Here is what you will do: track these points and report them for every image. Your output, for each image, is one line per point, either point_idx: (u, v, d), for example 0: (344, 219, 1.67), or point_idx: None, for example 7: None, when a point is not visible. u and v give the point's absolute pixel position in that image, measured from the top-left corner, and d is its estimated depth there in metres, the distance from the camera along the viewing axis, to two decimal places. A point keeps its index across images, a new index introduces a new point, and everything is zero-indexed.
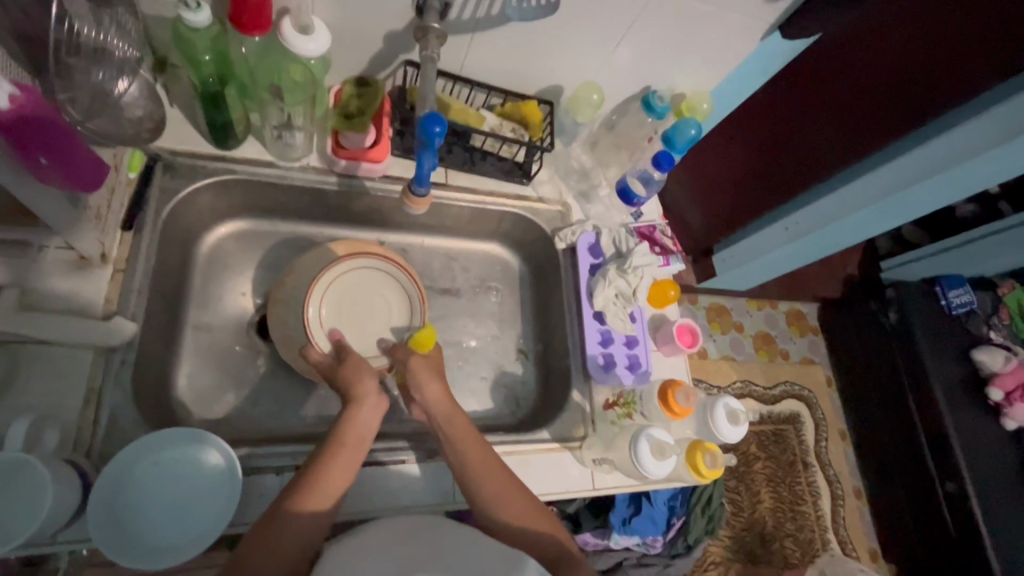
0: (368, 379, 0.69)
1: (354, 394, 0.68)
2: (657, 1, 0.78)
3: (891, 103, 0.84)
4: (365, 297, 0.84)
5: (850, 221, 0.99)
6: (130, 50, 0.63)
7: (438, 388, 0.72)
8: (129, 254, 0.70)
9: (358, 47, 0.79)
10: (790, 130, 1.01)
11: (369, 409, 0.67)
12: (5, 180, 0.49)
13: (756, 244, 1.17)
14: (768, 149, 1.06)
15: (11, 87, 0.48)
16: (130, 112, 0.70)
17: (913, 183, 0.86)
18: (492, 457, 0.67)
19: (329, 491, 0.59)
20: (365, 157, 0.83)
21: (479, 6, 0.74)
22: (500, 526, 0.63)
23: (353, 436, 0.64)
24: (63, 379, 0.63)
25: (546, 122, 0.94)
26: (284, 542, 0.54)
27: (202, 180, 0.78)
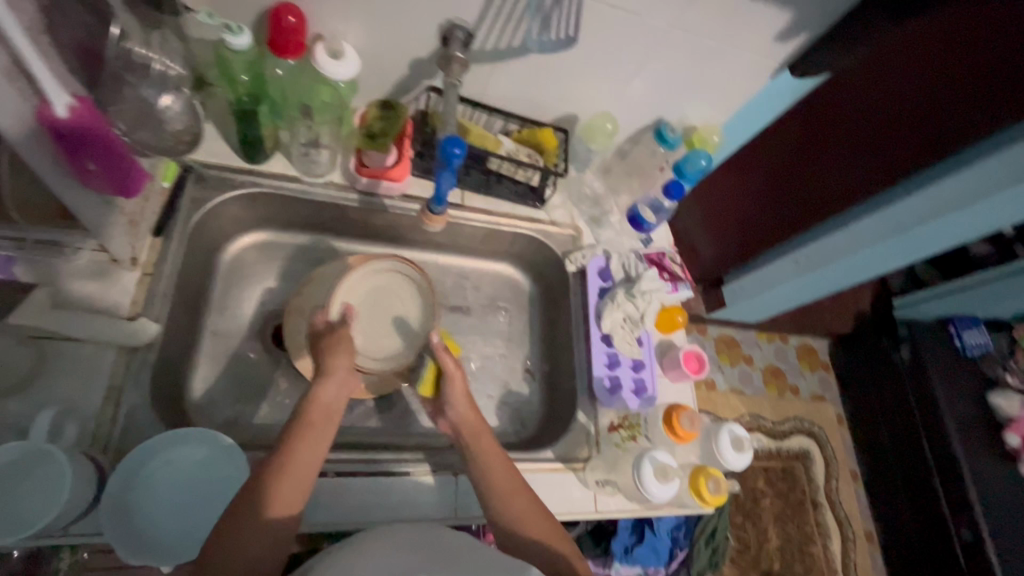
0: (342, 357, 0.69)
1: (325, 367, 0.68)
2: (670, 38, 0.82)
3: (891, 145, 0.86)
4: (383, 301, 0.84)
5: (861, 258, 1.00)
6: (173, 67, 0.69)
7: (465, 408, 0.73)
8: (156, 258, 0.73)
9: (384, 72, 0.84)
10: (798, 165, 1.03)
11: (333, 384, 0.67)
12: (54, 182, 0.52)
13: (766, 276, 1.18)
14: (778, 184, 1.08)
15: (70, 98, 0.49)
16: (170, 126, 0.72)
17: (919, 223, 0.87)
18: (508, 463, 0.68)
19: (301, 471, 0.59)
20: (385, 176, 0.87)
21: (502, 38, 0.78)
22: (511, 530, 0.63)
23: (318, 411, 0.64)
24: (86, 376, 0.66)
25: (560, 149, 0.97)
26: (248, 537, 0.54)
27: (230, 192, 0.82)
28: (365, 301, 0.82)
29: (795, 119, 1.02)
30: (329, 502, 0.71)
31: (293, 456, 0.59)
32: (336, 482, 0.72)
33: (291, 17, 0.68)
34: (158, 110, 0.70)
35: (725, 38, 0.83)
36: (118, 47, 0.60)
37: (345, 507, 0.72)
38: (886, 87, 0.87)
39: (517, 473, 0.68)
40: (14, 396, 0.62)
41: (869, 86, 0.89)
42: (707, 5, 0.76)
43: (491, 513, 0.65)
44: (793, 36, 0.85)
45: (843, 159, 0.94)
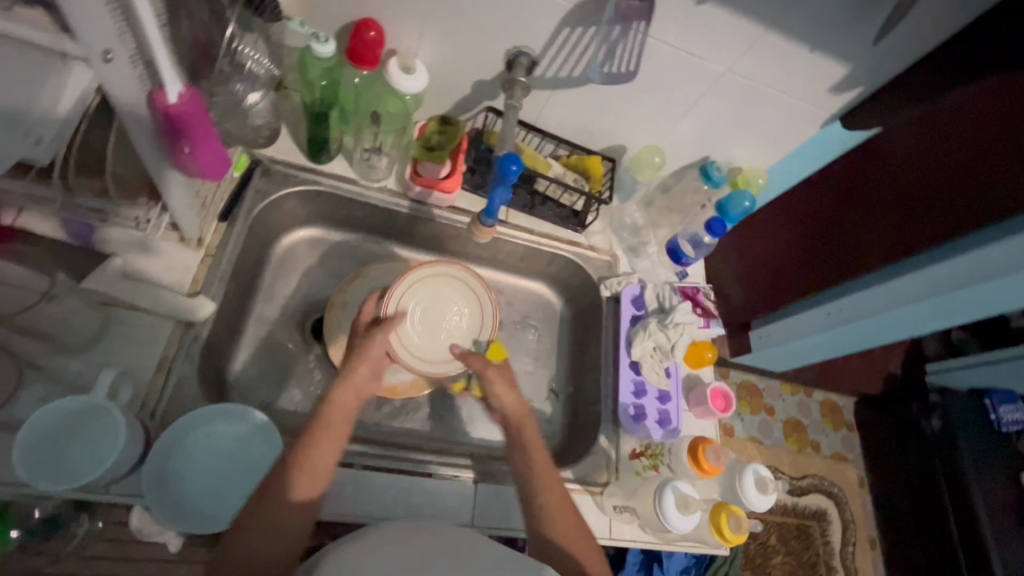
0: (363, 364, 0.70)
1: (344, 372, 0.69)
2: (724, 81, 0.85)
3: (943, 203, 0.84)
4: (430, 300, 0.85)
5: (900, 316, 0.97)
6: (264, 67, 0.75)
7: (507, 396, 0.75)
8: (220, 242, 0.78)
9: (449, 90, 0.89)
10: (837, 217, 1.03)
11: (351, 391, 0.68)
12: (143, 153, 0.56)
13: (797, 324, 1.15)
14: (822, 233, 1.06)
15: (181, 86, 0.53)
16: (252, 120, 0.79)
17: (963, 285, 0.84)
18: (533, 457, 0.71)
19: (319, 464, 0.61)
20: (439, 186, 0.90)
21: (565, 66, 0.82)
22: (538, 533, 0.65)
23: (335, 415, 0.65)
24: (142, 344, 0.69)
25: (606, 177, 1.00)
26: (278, 525, 0.56)
27: (292, 188, 0.86)
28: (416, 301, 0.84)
29: (838, 173, 1.03)
30: (353, 493, 0.73)
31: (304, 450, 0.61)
32: (361, 474, 0.74)
33: (371, 31, 0.74)
34: (244, 107, 0.76)
35: (779, 85, 0.85)
36: (228, 48, 0.69)
37: (369, 500, 0.74)
38: (936, 146, 0.86)
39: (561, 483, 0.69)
40: (76, 356, 0.66)
41: (923, 142, 0.88)
42: (765, 53, 0.79)
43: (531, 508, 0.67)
44: (846, 90, 0.87)
45: (889, 214, 0.93)
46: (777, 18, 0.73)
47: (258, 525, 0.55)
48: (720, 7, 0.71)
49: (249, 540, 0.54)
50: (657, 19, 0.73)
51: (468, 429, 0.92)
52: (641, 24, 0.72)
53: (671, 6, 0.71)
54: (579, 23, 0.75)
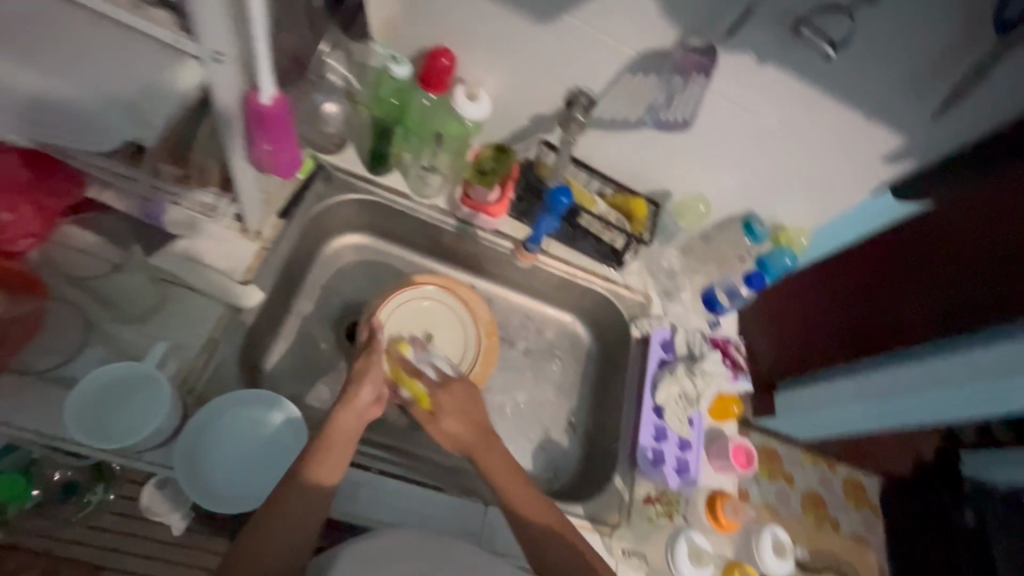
0: (365, 388, 0.72)
1: (348, 394, 0.72)
2: (777, 139, 0.86)
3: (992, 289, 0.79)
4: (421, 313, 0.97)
5: (942, 398, 0.89)
6: (344, 80, 0.86)
7: (453, 414, 0.75)
8: (276, 236, 0.83)
9: (508, 121, 0.93)
10: (876, 285, 0.98)
11: (354, 413, 0.70)
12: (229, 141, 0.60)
13: (825, 393, 1.07)
14: (861, 299, 1.01)
15: (274, 89, 0.57)
16: (325, 127, 0.88)
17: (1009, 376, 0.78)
18: (517, 497, 0.70)
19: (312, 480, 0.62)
20: (484, 210, 0.94)
21: (621, 109, 0.86)
22: (536, 541, 0.68)
23: (340, 436, 0.67)
24: (192, 322, 0.73)
25: (649, 220, 1.02)
26: (284, 530, 0.59)
27: (349, 195, 0.91)
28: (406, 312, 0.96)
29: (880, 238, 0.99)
30: (366, 496, 0.74)
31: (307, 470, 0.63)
32: (377, 480, 0.75)
33: (444, 59, 0.79)
34: (322, 113, 0.87)
35: (832, 149, 0.86)
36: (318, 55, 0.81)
37: (381, 506, 0.74)
38: (984, 220, 0.81)
39: (540, 492, 0.72)
40: (133, 326, 0.70)
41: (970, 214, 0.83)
42: (821, 117, 0.80)
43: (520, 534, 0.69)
44: (902, 159, 0.87)
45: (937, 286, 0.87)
46: (834, 85, 0.75)
47: (271, 523, 0.59)
48: (779, 69, 0.74)
49: (269, 536, 0.58)
50: (717, 75, 0.76)
51: None
52: (702, 77, 0.75)
53: (732, 63, 0.74)
54: (640, 70, 0.79)
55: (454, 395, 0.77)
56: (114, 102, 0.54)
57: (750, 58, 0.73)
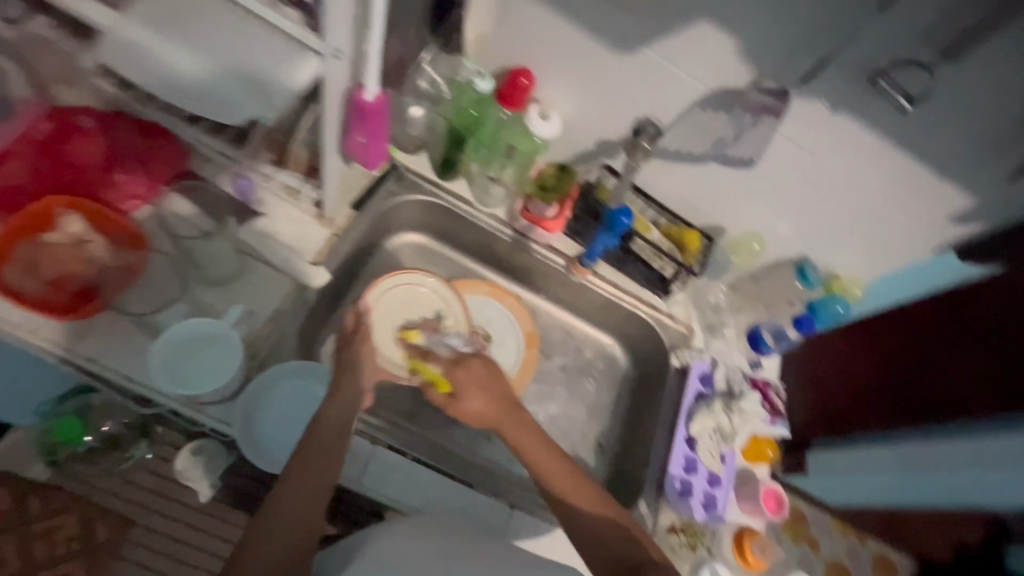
0: (355, 379, 0.72)
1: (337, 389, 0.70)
2: (840, 189, 0.87)
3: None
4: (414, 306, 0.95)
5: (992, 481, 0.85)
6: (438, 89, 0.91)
7: (479, 396, 0.74)
8: (347, 225, 0.88)
9: (575, 143, 0.98)
10: (918, 354, 0.97)
11: (339, 405, 0.68)
12: (330, 137, 0.66)
13: (869, 459, 1.04)
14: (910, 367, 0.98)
15: (377, 89, 0.63)
16: (407, 130, 0.94)
17: None
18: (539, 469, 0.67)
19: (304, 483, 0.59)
20: (541, 225, 0.98)
21: (687, 143, 0.89)
22: (581, 521, 0.62)
23: (331, 421, 0.66)
24: (263, 293, 0.79)
25: (701, 253, 1.03)
26: (290, 516, 0.55)
27: (417, 196, 0.96)
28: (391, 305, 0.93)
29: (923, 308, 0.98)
30: (403, 480, 0.78)
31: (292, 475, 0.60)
32: (413, 467, 0.79)
33: (524, 80, 0.85)
34: (407, 117, 0.92)
35: (897, 204, 0.86)
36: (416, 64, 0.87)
37: (417, 494, 0.78)
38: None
39: (566, 457, 0.68)
40: (214, 290, 0.77)
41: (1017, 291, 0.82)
42: (890, 170, 0.81)
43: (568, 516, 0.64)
44: (967, 221, 0.86)
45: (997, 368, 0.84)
46: (904, 141, 0.76)
47: (273, 523, 0.55)
48: (850, 119, 0.75)
49: (278, 519, 0.55)
50: (787, 117, 0.78)
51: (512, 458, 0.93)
52: (771, 117, 0.78)
53: (804, 107, 0.76)
54: (711, 107, 0.82)
55: (475, 371, 0.77)
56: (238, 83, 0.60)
57: (822, 105, 0.75)
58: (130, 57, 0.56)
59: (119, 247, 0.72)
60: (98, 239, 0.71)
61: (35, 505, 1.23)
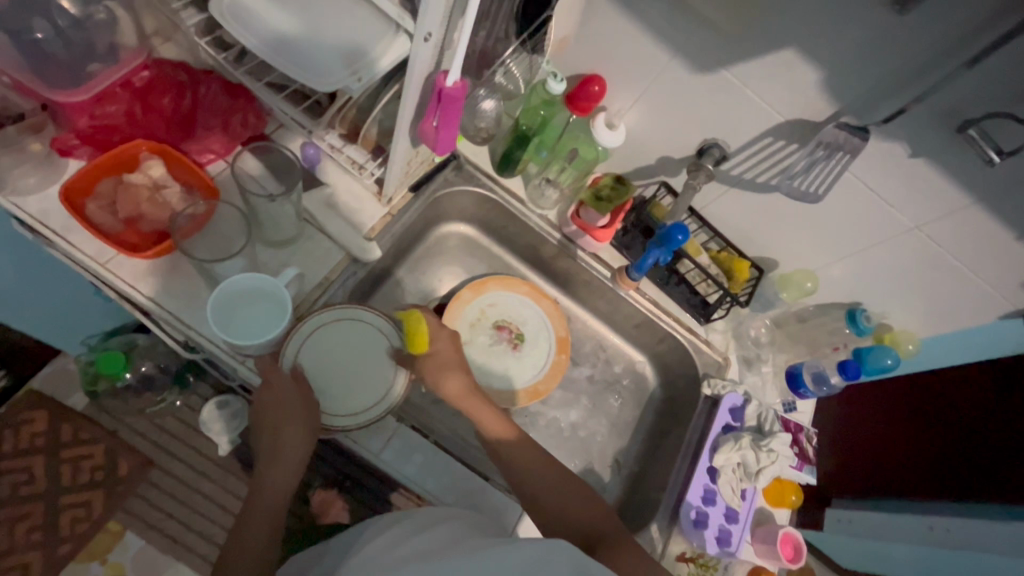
0: (300, 412, 0.70)
1: (279, 415, 0.70)
2: (907, 238, 0.84)
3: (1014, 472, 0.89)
4: (331, 345, 0.77)
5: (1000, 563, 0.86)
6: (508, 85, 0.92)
7: (449, 373, 0.77)
8: (403, 206, 0.90)
9: (636, 155, 0.97)
10: (921, 432, 1.04)
11: (292, 403, 0.71)
12: (404, 118, 0.67)
13: (871, 519, 1.09)
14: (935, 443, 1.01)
15: (458, 75, 0.63)
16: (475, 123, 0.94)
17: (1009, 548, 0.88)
18: (499, 446, 0.72)
19: (269, 497, 0.66)
20: (591, 233, 0.97)
21: (753, 170, 0.87)
22: (538, 490, 0.67)
23: (286, 423, 0.69)
24: (316, 261, 0.81)
25: (748, 284, 1.01)
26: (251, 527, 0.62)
27: (473, 187, 0.98)
28: (308, 366, 0.75)
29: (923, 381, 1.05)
30: (421, 462, 0.79)
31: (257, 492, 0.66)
32: (436, 451, 0.80)
33: (597, 86, 0.83)
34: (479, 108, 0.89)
35: (967, 261, 0.82)
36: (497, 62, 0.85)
37: (436, 480, 0.79)
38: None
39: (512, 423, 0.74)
40: (270, 250, 0.80)
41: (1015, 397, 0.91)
42: (965, 225, 0.77)
43: (524, 494, 0.68)
44: None
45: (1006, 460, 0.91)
46: (986, 197, 0.72)
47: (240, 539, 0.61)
48: (929, 165, 0.73)
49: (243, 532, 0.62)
50: (861, 157, 0.76)
51: None
52: (845, 155, 0.76)
53: (882, 149, 0.74)
54: (782, 137, 0.80)
55: (446, 346, 0.79)
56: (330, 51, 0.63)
57: (902, 149, 0.73)
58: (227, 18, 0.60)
59: (191, 197, 0.75)
60: (175, 186, 0.74)
61: (66, 431, 1.27)
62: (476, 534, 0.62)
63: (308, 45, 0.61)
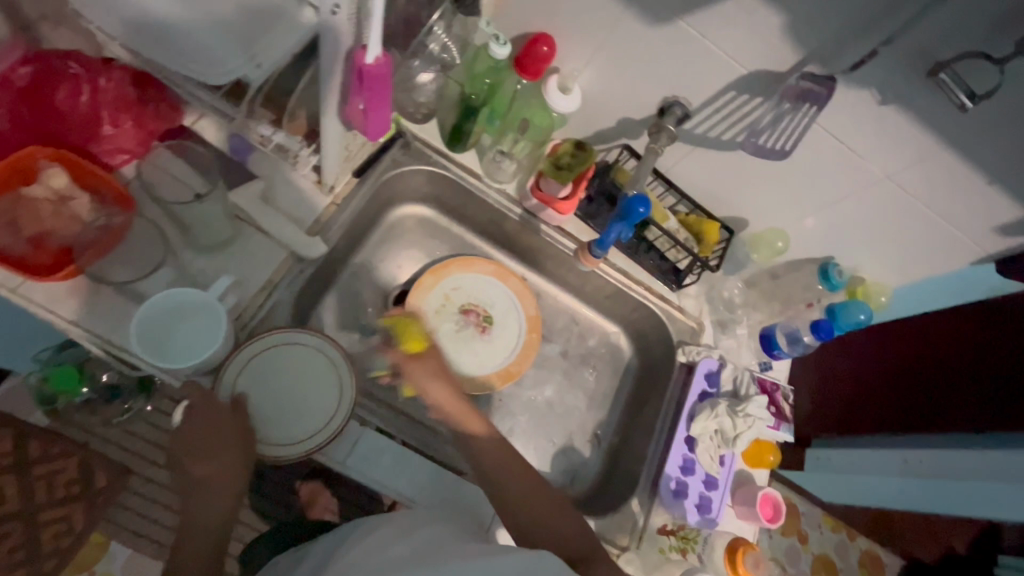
0: (231, 442, 0.68)
1: (210, 444, 0.68)
2: (879, 187, 0.80)
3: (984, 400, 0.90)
4: (271, 368, 0.72)
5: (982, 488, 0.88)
6: (446, 51, 0.84)
7: (441, 381, 0.78)
8: (348, 194, 0.83)
9: (595, 119, 0.91)
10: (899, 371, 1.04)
11: (221, 431, 0.68)
12: (328, 98, 0.61)
13: (846, 457, 1.10)
14: (925, 379, 1.00)
15: (380, 51, 0.55)
16: (416, 97, 0.88)
17: (971, 475, 0.89)
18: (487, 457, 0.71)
19: (205, 523, 0.67)
20: (553, 206, 0.91)
21: (716, 127, 0.82)
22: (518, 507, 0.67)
23: (215, 453, 0.68)
24: (257, 263, 0.75)
25: (719, 245, 0.97)
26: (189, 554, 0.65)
27: (424, 166, 0.91)
28: (247, 393, 0.71)
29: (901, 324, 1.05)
30: (390, 465, 0.76)
31: (194, 513, 0.67)
32: (403, 452, 0.78)
33: (544, 47, 0.76)
34: (418, 81, 0.84)
35: (939, 211, 0.80)
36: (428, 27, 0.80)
37: (405, 480, 0.77)
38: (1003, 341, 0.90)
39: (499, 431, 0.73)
40: (204, 255, 0.74)
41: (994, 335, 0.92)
42: (935, 172, 0.74)
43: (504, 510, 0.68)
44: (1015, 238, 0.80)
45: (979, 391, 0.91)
46: (959, 141, 0.69)
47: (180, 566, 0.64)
48: (901, 112, 0.68)
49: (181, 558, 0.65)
50: (830, 108, 0.72)
51: None
52: (812, 107, 0.71)
53: (851, 97, 0.69)
54: (747, 90, 0.75)
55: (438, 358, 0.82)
56: (217, 27, 0.54)
57: (872, 96, 0.68)
58: (118, 17, 0.54)
59: (106, 209, 0.68)
60: (84, 197, 0.66)
61: (34, 447, 1.20)
62: (449, 535, 0.60)
63: (205, 23, 0.53)
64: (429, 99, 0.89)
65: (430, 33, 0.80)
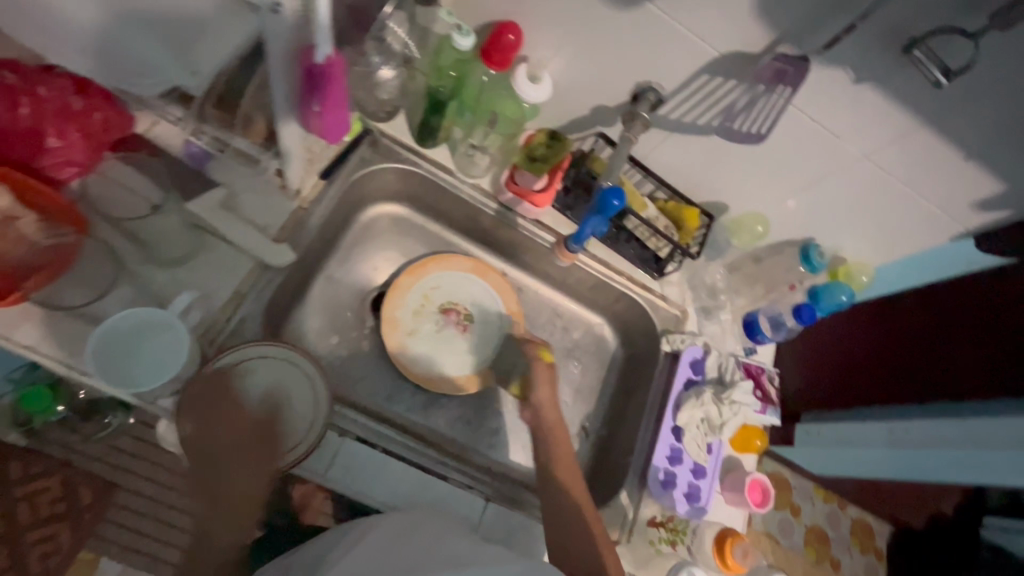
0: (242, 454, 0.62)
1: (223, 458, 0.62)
2: (857, 167, 0.79)
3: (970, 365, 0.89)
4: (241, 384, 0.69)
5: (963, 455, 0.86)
6: (406, 44, 0.80)
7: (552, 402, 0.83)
8: (315, 197, 0.80)
9: (567, 109, 0.88)
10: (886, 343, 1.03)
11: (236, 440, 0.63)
12: (279, 102, 0.57)
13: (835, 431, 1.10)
14: (910, 348, 0.98)
15: (330, 48, 0.52)
16: (379, 93, 0.84)
17: (952, 441, 0.88)
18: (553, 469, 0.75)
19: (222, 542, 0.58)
20: (529, 199, 0.89)
21: (690, 112, 0.80)
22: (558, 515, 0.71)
23: (227, 466, 0.62)
24: (222, 275, 0.73)
25: (699, 231, 0.96)
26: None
27: (393, 163, 0.88)
28: None
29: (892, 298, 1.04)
30: (372, 473, 0.75)
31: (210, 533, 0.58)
32: (385, 459, 0.76)
33: (511, 35, 0.73)
34: (380, 75, 0.81)
35: (918, 188, 0.79)
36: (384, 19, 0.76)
37: (387, 488, 0.75)
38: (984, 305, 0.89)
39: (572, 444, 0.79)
40: (164, 270, 0.71)
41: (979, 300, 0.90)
42: (914, 148, 0.72)
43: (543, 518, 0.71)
44: (993, 210, 0.79)
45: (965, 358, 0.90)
46: (934, 116, 0.67)
47: None
48: (876, 89, 0.67)
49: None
50: (805, 89, 0.70)
51: (491, 442, 0.93)
52: (786, 88, 0.69)
53: (825, 76, 0.67)
54: (720, 73, 0.73)
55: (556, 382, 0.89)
56: None
57: (847, 74, 0.66)
58: None
59: (54, 226, 0.64)
60: (28, 215, 0.63)
61: None
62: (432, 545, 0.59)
63: None
64: (394, 94, 0.86)
65: (389, 26, 0.77)
